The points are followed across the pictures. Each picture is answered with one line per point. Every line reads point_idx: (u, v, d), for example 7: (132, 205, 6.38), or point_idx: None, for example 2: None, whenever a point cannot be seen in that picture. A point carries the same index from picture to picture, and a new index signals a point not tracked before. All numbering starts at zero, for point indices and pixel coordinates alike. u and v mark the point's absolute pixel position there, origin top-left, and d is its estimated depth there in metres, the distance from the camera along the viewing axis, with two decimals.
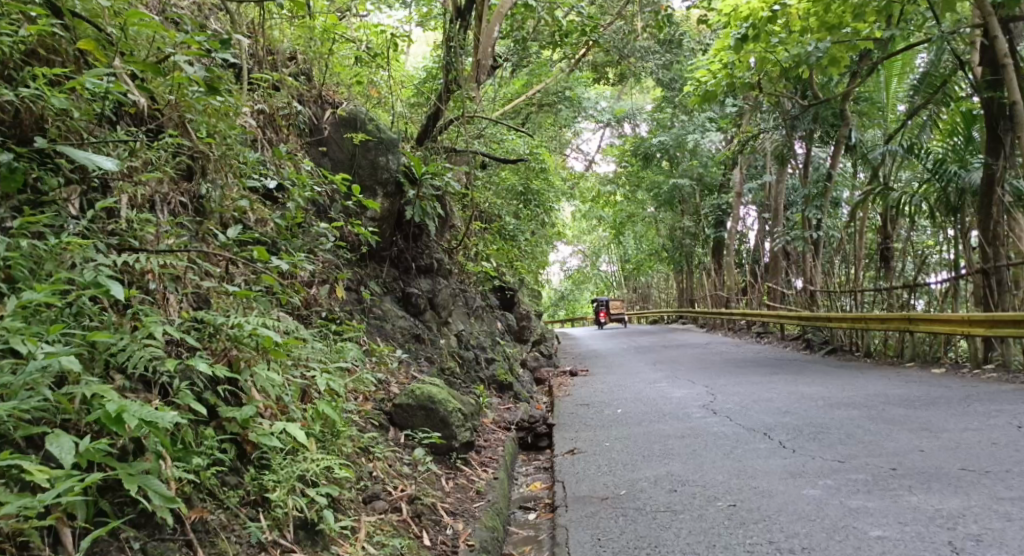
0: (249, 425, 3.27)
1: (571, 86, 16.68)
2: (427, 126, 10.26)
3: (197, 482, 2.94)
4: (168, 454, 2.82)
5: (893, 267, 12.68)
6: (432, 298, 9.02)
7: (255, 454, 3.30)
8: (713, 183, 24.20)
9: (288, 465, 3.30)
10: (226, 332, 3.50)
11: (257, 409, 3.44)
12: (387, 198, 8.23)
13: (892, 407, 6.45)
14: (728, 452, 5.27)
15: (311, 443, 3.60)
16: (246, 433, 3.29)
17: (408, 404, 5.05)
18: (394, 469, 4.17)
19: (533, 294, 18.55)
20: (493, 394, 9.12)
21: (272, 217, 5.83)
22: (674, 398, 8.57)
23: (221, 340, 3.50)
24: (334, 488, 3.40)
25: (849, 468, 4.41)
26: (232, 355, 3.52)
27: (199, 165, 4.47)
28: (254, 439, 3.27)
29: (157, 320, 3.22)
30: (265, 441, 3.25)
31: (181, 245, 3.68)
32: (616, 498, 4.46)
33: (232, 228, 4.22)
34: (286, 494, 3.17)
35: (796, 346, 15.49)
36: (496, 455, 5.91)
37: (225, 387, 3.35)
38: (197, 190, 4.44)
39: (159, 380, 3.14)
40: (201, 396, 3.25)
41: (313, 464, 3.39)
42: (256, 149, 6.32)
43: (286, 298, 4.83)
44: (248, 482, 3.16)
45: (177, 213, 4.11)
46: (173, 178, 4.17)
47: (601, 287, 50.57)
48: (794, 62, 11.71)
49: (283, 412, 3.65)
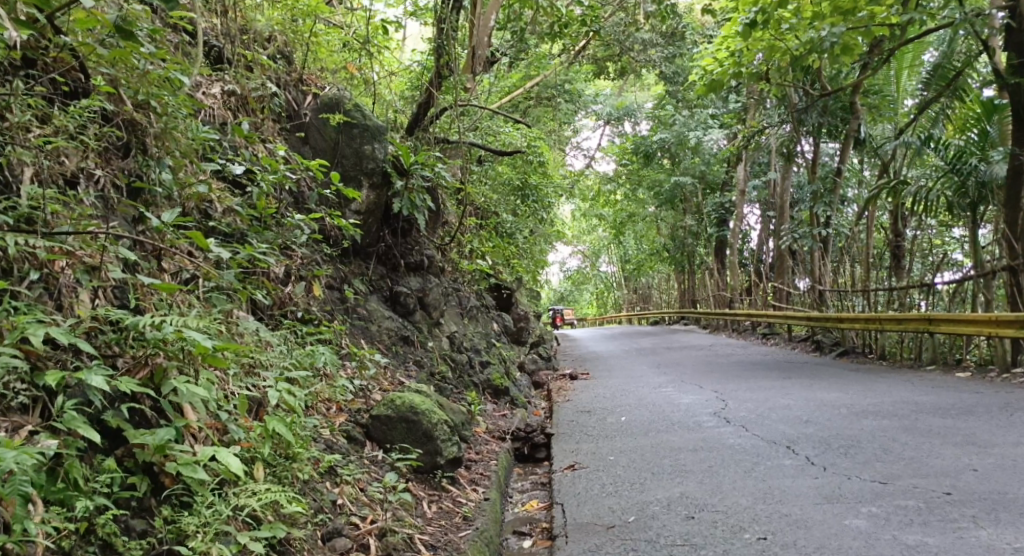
0: (167, 454, 2.74)
1: (570, 80, 16.08)
2: (417, 116, 9.54)
3: (83, 531, 2.44)
4: (38, 497, 2.37)
5: (903, 264, 12.11)
6: (422, 297, 8.43)
7: (175, 489, 2.76)
8: (715, 181, 23.65)
9: (216, 503, 2.74)
10: (144, 335, 3.02)
11: (182, 431, 2.90)
12: (373, 189, 7.60)
13: (926, 417, 5.87)
14: (749, 469, 4.68)
15: (256, 471, 3.03)
16: (164, 463, 2.78)
17: (387, 415, 4.48)
18: (365, 496, 3.58)
19: (531, 294, 17.97)
20: (488, 398, 8.54)
21: (236, 205, 5.27)
22: (683, 405, 7.99)
23: (141, 346, 3.01)
24: (277, 530, 2.80)
25: (895, 492, 3.85)
26: (154, 364, 2.98)
27: (134, 138, 4.05)
28: (174, 471, 2.74)
29: (38, 320, 2.77)
30: (187, 474, 2.72)
31: (88, 227, 3.24)
32: (623, 527, 3.85)
33: (167, 212, 3.74)
34: (210, 542, 2.61)
35: (804, 348, 14.92)
36: (488, 471, 5.33)
37: (133, 406, 2.84)
38: (133, 166, 4.01)
39: (38, 400, 2.65)
40: (102, 419, 2.74)
41: (252, 499, 2.82)
42: (222, 134, 5.77)
43: (244, 296, 4.28)
44: (159, 527, 2.62)
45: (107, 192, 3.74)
46: (98, 150, 3.80)
47: (601, 289, 49.96)
48: (805, 49, 11.23)
49: (223, 435, 3.09)
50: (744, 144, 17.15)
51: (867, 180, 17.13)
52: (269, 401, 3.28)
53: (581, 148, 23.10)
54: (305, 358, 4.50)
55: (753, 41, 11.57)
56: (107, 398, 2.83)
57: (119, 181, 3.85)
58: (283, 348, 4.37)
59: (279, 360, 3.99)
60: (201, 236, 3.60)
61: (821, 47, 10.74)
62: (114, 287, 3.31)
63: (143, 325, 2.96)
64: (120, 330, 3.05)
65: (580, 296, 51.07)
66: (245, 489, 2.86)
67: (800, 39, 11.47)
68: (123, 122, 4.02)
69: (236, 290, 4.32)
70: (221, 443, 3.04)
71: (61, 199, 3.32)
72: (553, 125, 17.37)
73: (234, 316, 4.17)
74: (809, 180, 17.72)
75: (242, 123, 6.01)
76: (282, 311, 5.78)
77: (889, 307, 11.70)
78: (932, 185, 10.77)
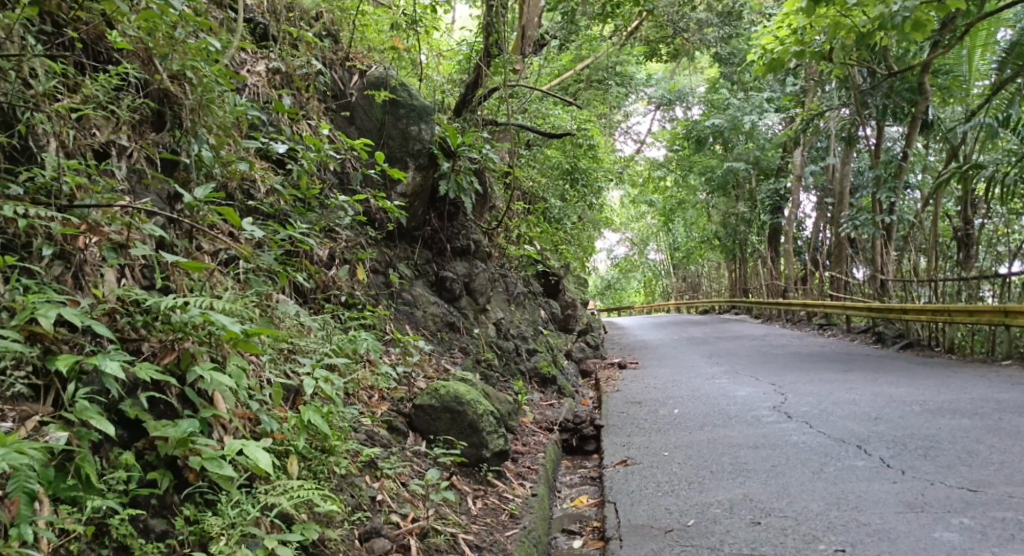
0: (191, 448, 2.61)
1: (622, 62, 15.66)
2: (466, 96, 9.29)
3: (98, 530, 2.32)
4: (46, 495, 2.24)
5: (973, 253, 11.48)
6: (468, 283, 8.21)
7: (199, 485, 2.62)
8: (770, 167, 22.94)
9: (242, 504, 2.61)
10: (169, 318, 2.88)
11: (207, 422, 2.75)
12: (419, 171, 7.37)
13: (1009, 416, 5.46)
14: (817, 470, 4.36)
15: (291, 465, 2.87)
16: (187, 457, 2.64)
17: (431, 405, 4.27)
18: (407, 491, 3.39)
19: (579, 282, 17.65)
20: (535, 387, 8.31)
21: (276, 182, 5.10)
22: (739, 397, 7.64)
23: (166, 330, 2.86)
24: (310, 531, 2.63)
25: (989, 502, 3.61)
26: (180, 349, 2.85)
27: (169, 110, 3.94)
28: (198, 466, 2.61)
29: (56, 298, 2.66)
30: (212, 470, 2.58)
31: (111, 201, 3.13)
32: (683, 532, 3.60)
33: (200, 189, 3.61)
34: (235, 545, 2.47)
35: (863, 339, 14.34)
36: (535, 464, 5.11)
37: (154, 395, 2.70)
38: (167, 140, 3.88)
39: (52, 386, 2.53)
40: (120, 408, 2.61)
41: (283, 497, 2.65)
42: (265, 113, 5.64)
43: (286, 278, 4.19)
44: (180, 528, 2.47)
45: (139, 167, 3.62)
46: (130, 123, 3.70)
47: (649, 277, 49.30)
48: (874, 26, 10.67)
49: (254, 428, 2.94)
50: (802, 127, 16.52)
51: (933, 165, 16.35)
52: (305, 389, 3.09)
53: (632, 133, 22.61)
54: (346, 344, 4.33)
55: (817, 16, 11.03)
56: (126, 387, 2.69)
57: (153, 155, 3.73)
58: (323, 332, 4.21)
59: (318, 347, 3.81)
60: (234, 213, 3.46)
61: (890, 23, 10.17)
62: (143, 267, 3.21)
63: (168, 306, 2.82)
64: (146, 313, 2.91)
65: (627, 284, 50.44)
66: (278, 488, 2.69)
67: (868, 15, 10.89)
68: (157, 92, 3.92)
69: (275, 270, 4.30)
70: (251, 436, 2.89)
71: (85, 170, 3.20)
72: (604, 108, 16.96)
73: (273, 299, 4.03)
74: (871, 164, 16.99)
75: (286, 100, 5.86)
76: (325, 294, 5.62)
77: (958, 298, 11.11)
78: (1009, 170, 10.16)
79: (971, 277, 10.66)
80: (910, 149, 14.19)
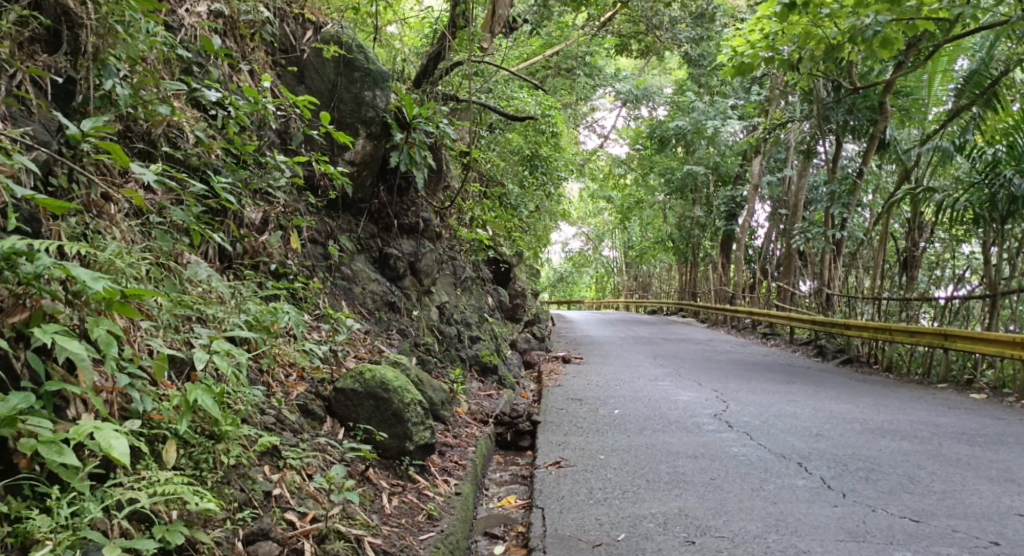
0: (22, 429, 2.22)
1: (592, 52, 15.33)
2: (427, 66, 8.81)
3: None
4: None
5: (917, 275, 11.52)
6: (414, 262, 7.83)
7: (28, 474, 2.25)
8: (728, 174, 22.94)
9: (85, 501, 2.25)
10: (17, 268, 2.46)
11: (51, 396, 2.37)
12: (370, 140, 7.03)
13: (950, 442, 5.34)
14: (756, 487, 4.14)
15: (166, 452, 2.54)
16: (19, 439, 2.26)
17: (353, 390, 3.93)
18: (308, 486, 3.05)
19: (532, 272, 17.35)
20: (474, 376, 7.98)
21: (196, 130, 4.73)
22: (681, 402, 7.44)
23: (17, 281, 2.45)
24: (173, 534, 2.28)
25: (932, 535, 3.41)
26: (34, 306, 2.47)
27: (67, 31, 3.66)
28: (30, 451, 2.21)
29: None
30: (49, 457, 2.20)
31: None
32: (612, 548, 3.34)
33: (88, 122, 3.36)
34: (64, 551, 2.11)
35: (805, 352, 14.38)
36: (463, 459, 4.81)
37: None
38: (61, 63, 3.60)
39: None
40: None
41: (142, 493, 2.31)
42: (200, 58, 5.17)
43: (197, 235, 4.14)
44: None
45: (23, 87, 3.35)
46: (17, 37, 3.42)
47: (601, 274, 49.36)
48: (844, 39, 10.57)
49: (121, 406, 2.59)
50: (764, 136, 16.47)
51: (887, 185, 16.44)
52: (195, 364, 2.71)
53: (596, 127, 22.36)
54: (266, 317, 3.95)
55: (789, 24, 10.88)
56: None
57: (41, 80, 3.48)
58: (237, 301, 3.84)
59: (220, 316, 3.45)
60: (122, 151, 3.22)
61: (861, 36, 9.79)
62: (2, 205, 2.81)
63: (15, 252, 2.43)
64: None
65: (579, 280, 50.42)
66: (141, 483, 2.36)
67: (839, 27, 10.80)
68: (54, 10, 3.64)
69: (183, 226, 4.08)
70: (112, 418, 2.51)
71: None
72: (570, 99, 16.64)
73: (175, 256, 3.79)
74: (828, 179, 17.03)
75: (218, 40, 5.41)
76: (254, 261, 5.23)
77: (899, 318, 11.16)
78: (959, 195, 10.16)
79: (914, 298, 10.69)
80: (867, 166, 14.17)
